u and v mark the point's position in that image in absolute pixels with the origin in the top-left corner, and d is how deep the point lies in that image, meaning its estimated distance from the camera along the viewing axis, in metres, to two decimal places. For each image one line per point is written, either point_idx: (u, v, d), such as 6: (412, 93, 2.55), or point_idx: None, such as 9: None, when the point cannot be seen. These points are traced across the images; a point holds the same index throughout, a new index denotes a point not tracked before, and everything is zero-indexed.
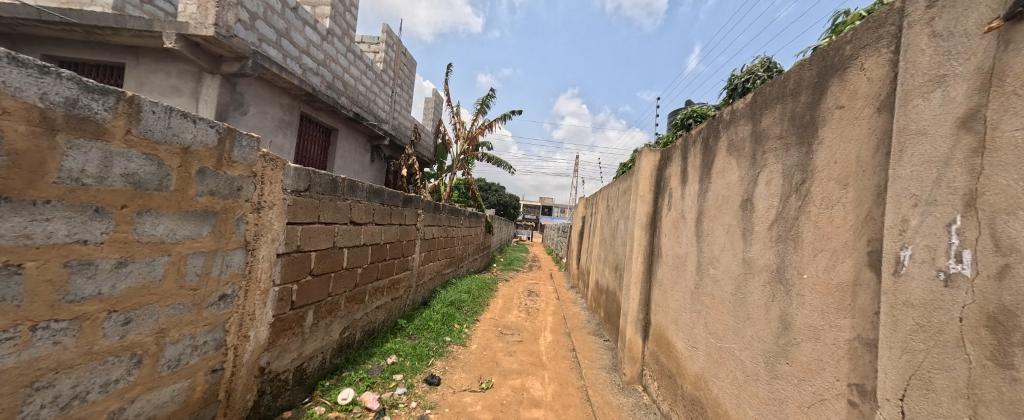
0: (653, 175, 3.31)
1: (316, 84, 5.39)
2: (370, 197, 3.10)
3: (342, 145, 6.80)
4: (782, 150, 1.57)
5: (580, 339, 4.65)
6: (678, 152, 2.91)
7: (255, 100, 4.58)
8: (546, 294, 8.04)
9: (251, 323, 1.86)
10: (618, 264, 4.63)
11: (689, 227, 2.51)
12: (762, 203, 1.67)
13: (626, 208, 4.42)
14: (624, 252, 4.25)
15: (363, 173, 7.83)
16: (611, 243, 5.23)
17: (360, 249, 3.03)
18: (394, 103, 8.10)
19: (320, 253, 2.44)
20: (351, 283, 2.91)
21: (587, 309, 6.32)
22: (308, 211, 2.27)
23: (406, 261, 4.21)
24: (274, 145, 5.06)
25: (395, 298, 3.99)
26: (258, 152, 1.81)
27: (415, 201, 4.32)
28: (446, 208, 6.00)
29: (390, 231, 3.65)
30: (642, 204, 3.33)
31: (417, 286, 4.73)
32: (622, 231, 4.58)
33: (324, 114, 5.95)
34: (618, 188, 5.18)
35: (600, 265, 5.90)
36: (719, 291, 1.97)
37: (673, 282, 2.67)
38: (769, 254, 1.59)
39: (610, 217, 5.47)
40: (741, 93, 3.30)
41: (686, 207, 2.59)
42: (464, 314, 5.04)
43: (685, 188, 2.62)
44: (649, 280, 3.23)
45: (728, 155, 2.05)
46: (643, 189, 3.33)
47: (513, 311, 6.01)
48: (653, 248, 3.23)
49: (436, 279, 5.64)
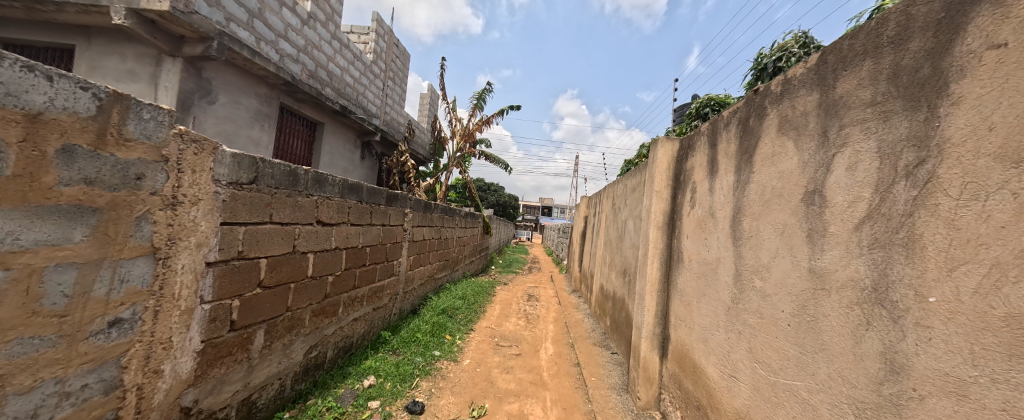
0: (671, 167, 2.89)
1: (297, 72, 4.97)
2: (342, 193, 2.66)
3: (328, 140, 6.37)
4: (875, 122, 1.15)
5: (585, 351, 4.22)
6: (702, 140, 2.49)
7: (226, 88, 4.16)
8: (547, 299, 7.59)
9: (164, 354, 1.43)
10: (626, 268, 4.19)
11: (720, 227, 2.09)
12: (841, 195, 1.25)
13: (636, 206, 3.99)
14: (635, 256, 3.81)
15: (352, 170, 7.40)
16: (618, 245, 4.80)
17: (331, 254, 2.60)
18: (385, 96, 7.68)
19: (273, 261, 2.00)
20: (318, 294, 2.47)
21: (591, 316, 5.89)
22: (255, 209, 1.84)
23: (392, 266, 3.79)
24: (249, 139, 4.62)
25: (378, 308, 3.56)
26: (172, 129, 1.37)
27: (402, 199, 3.89)
28: (439, 208, 5.56)
29: (371, 232, 3.22)
30: (658, 201, 2.90)
31: (405, 293, 4.29)
32: (631, 233, 4.15)
33: (307, 107, 5.57)
34: (625, 185, 4.74)
35: (605, 269, 5.46)
36: (772, 310, 1.54)
37: (701, 293, 2.24)
38: (857, 264, 1.16)
39: (617, 217, 5.03)
40: (772, 73, 2.88)
41: (716, 203, 2.16)
42: (457, 324, 4.60)
43: (715, 181, 2.20)
44: (666, 289, 2.81)
45: (779, 137, 1.63)
46: (659, 184, 2.90)
47: (511, 319, 5.58)
48: (672, 252, 2.81)
49: (428, 284, 5.21)
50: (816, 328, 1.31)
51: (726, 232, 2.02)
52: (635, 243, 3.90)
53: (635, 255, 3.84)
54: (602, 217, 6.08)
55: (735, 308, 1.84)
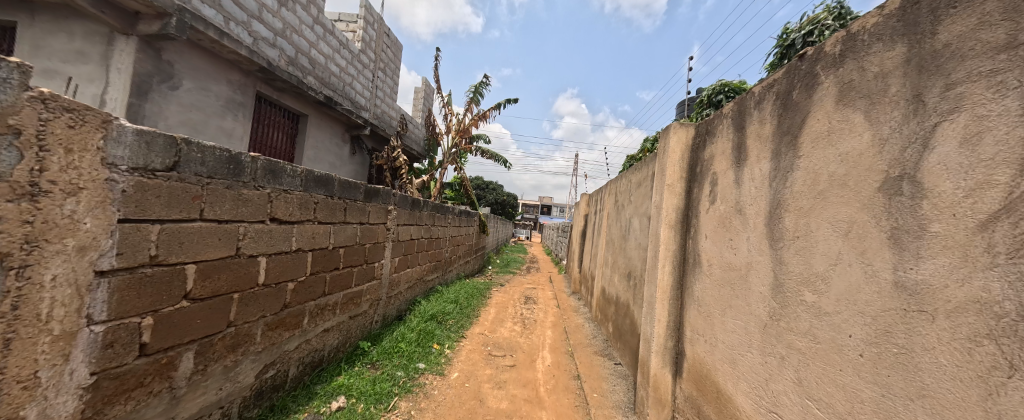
0: (685, 157, 2.52)
1: (274, 58, 4.60)
2: (306, 186, 2.30)
3: (312, 133, 5.99)
4: (1014, 72, 0.79)
5: (586, 361, 3.86)
6: (723, 124, 2.13)
7: (191, 73, 3.79)
8: (545, 302, 7.22)
9: (27, 395, 1.07)
10: (631, 271, 3.83)
11: (751, 226, 1.73)
12: (950, 181, 0.89)
13: (643, 203, 3.61)
14: (641, 258, 3.45)
15: (340, 166, 7.03)
16: (621, 246, 4.43)
17: (292, 257, 2.23)
18: (374, 88, 7.31)
19: (206, 266, 1.64)
20: (275, 304, 2.11)
21: (591, 321, 5.53)
22: (176, 203, 1.47)
23: (372, 268, 3.42)
24: (220, 130, 4.25)
25: (356, 315, 3.19)
26: (26, 91, 1.01)
27: (383, 195, 3.53)
28: (429, 205, 5.19)
29: (345, 231, 2.85)
30: (670, 197, 2.55)
31: (389, 298, 3.93)
32: (636, 233, 3.78)
33: (288, 97, 5.24)
34: (630, 181, 4.36)
35: (607, 271, 5.09)
36: (835, 333, 1.18)
37: (726, 304, 1.88)
38: (990, 278, 0.80)
39: (620, 215, 4.67)
40: (801, 50, 2.52)
41: (746, 197, 1.79)
42: (447, 331, 4.24)
43: (743, 170, 1.84)
44: (680, 297, 2.45)
45: (838, 110, 1.27)
46: (672, 177, 2.53)
47: (507, 324, 5.23)
48: (686, 254, 2.44)
49: (417, 288, 4.85)
50: (911, 365, 0.95)
51: (760, 232, 1.65)
52: (641, 244, 3.53)
53: (641, 257, 3.47)
54: (604, 216, 5.71)
55: (776, 326, 1.48)
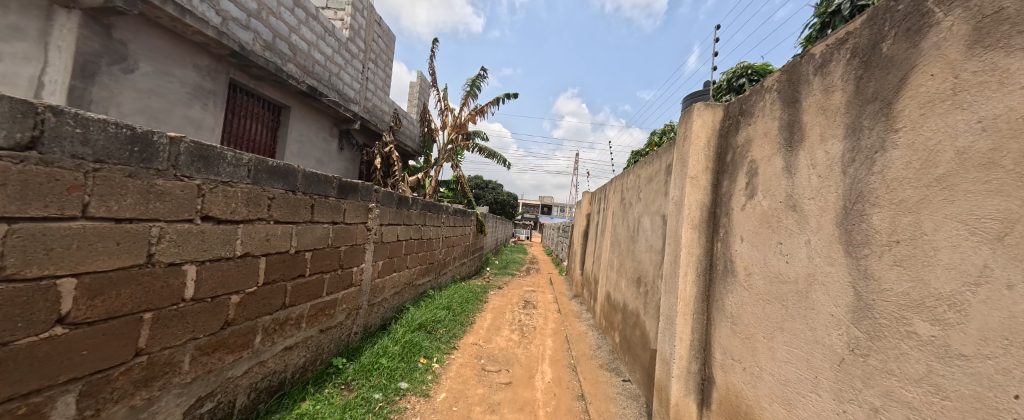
0: (712, 145, 2.12)
1: (247, 41, 4.21)
2: (254, 177, 1.89)
3: (294, 126, 5.59)
4: None
5: (590, 377, 3.47)
6: (763, 101, 1.74)
7: (149, 55, 3.40)
8: (545, 306, 6.81)
9: None
10: (641, 277, 3.43)
11: (813, 227, 1.33)
12: None
13: (656, 199, 3.20)
14: (654, 262, 3.05)
15: (327, 162, 6.63)
16: (629, 248, 4.02)
17: (236, 264, 1.82)
18: (364, 79, 6.91)
19: (96, 280, 1.23)
20: (213, 323, 1.70)
21: (595, 329, 5.13)
22: (37, 194, 1.06)
23: (349, 274, 3.02)
24: (187, 120, 3.86)
25: (329, 328, 2.79)
26: None
27: (363, 191, 3.13)
28: (420, 203, 4.79)
29: (313, 232, 2.46)
30: (692, 191, 2.15)
31: (371, 306, 3.53)
32: (647, 234, 3.38)
33: (267, 86, 4.86)
34: (638, 177, 3.96)
35: (612, 275, 4.70)
36: (991, 391, 0.78)
37: (774, 325, 1.49)
38: None
39: (628, 215, 4.26)
40: (849, 17, 2.13)
41: (803, 189, 1.40)
42: (436, 343, 3.85)
43: (798, 155, 1.45)
44: (706, 310, 2.05)
45: (971, 60, 0.87)
46: (696, 167, 2.13)
47: (504, 332, 4.83)
48: (714, 261, 2.05)
49: (406, 293, 4.46)
50: None
51: (830, 235, 1.25)
52: (653, 246, 3.14)
53: (653, 261, 3.07)
54: (609, 215, 5.31)
55: (862, 363, 1.09)
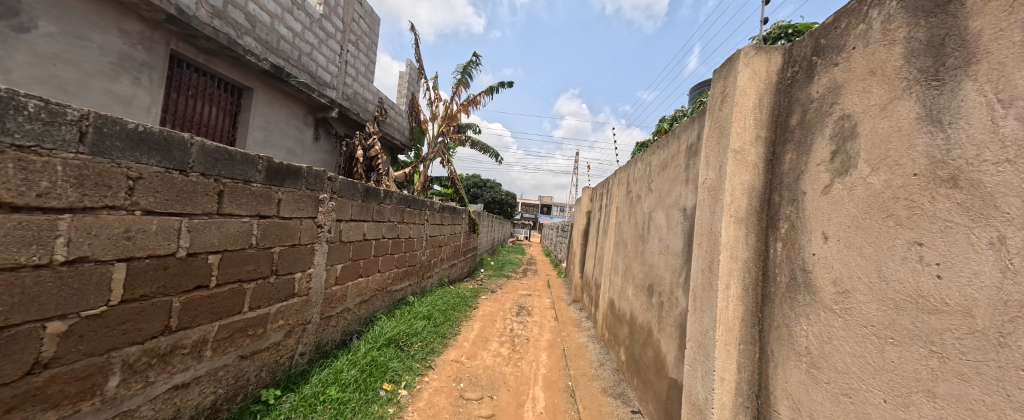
0: (765, 105, 1.50)
1: (187, 5, 3.59)
2: (93, 145, 1.28)
3: (258, 112, 4.99)
4: None
5: (590, 406, 2.86)
6: (861, 24, 1.12)
7: (50, 12, 2.81)
8: (541, 313, 6.21)
9: None
10: (654, 285, 2.82)
11: (1013, 216, 0.71)
12: None
13: (674, 189, 2.59)
14: (673, 267, 2.43)
15: (301, 153, 6.03)
16: (637, 249, 3.41)
17: (58, 274, 1.22)
18: (342, 62, 6.29)
19: None
20: (2, 367, 1.12)
21: (597, 342, 4.52)
22: None
23: (289, 281, 2.41)
24: (108, 95, 3.27)
25: (256, 352, 2.17)
26: None
27: (308, 177, 2.51)
28: (396, 197, 4.18)
29: (222, 228, 1.84)
30: (736, 173, 1.53)
31: (326, 320, 2.91)
32: (662, 232, 2.77)
33: (220, 62, 4.23)
34: (649, 166, 3.35)
35: (616, 281, 4.09)
36: None
37: (911, 385, 0.87)
38: None
39: (635, 210, 3.65)
40: None
41: (977, 147, 0.78)
42: (406, 363, 3.22)
43: (959, 92, 0.83)
44: (759, 340, 1.43)
45: None
46: (741, 136, 1.52)
47: (492, 345, 4.21)
48: (770, 269, 1.43)
49: (377, 300, 3.85)
50: None
51: None
52: (671, 247, 2.53)
53: (672, 266, 2.46)
54: (612, 211, 4.70)
55: None
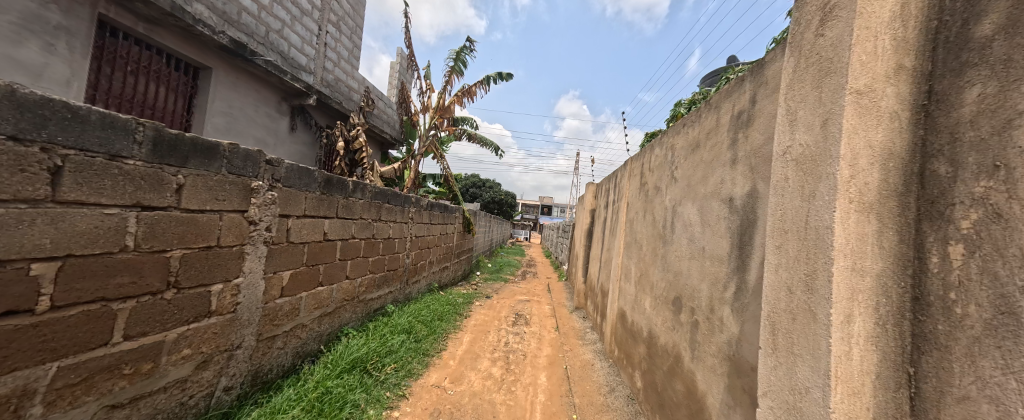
0: (913, 12, 0.90)
1: None
2: None
3: (218, 95, 4.41)
4: None
5: None
6: None
7: None
8: (540, 322, 5.61)
9: None
10: (682, 298, 2.21)
11: None
12: None
13: (712, 174, 1.99)
14: (715, 277, 1.83)
15: (273, 145, 5.45)
16: (656, 251, 2.81)
17: None
18: (319, 44, 5.71)
19: None
20: None
21: (605, 359, 3.91)
22: None
23: (202, 297, 1.81)
24: (9, 62, 2.69)
25: (143, 396, 1.57)
26: None
27: (232, 158, 1.91)
28: (369, 190, 3.57)
29: (60, 223, 1.24)
30: (861, 129, 0.92)
31: (267, 343, 2.31)
32: (692, 231, 2.17)
33: (166, 33, 3.65)
34: (671, 150, 2.75)
35: (628, 288, 3.48)
36: None
37: None
38: None
39: (653, 206, 3.05)
40: None
41: None
42: (372, 392, 2.61)
43: None
44: (912, 415, 0.83)
45: None
46: (870, 67, 0.91)
47: (483, 365, 3.61)
48: (934, 292, 0.82)
49: (343, 312, 3.25)
50: None
51: None
52: (709, 250, 1.93)
53: (712, 275, 1.86)
54: (622, 207, 4.11)
55: None
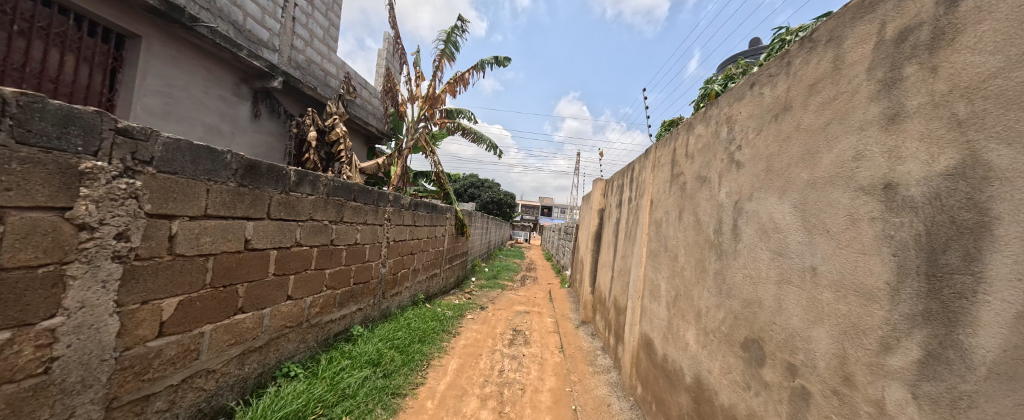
0: None
1: None
2: None
3: (152, 71, 3.67)
4: None
5: None
6: None
7: None
8: (541, 341, 4.83)
9: None
10: (765, 343, 1.44)
11: None
12: None
13: (825, 148, 1.23)
14: (852, 324, 1.06)
15: (230, 133, 4.70)
16: (703, 266, 2.05)
17: None
18: (285, 18, 4.96)
19: None
20: None
21: (623, 396, 3.14)
22: None
23: None
24: None
25: None
26: None
27: (26, 117, 1.14)
28: (324, 184, 2.79)
29: None
30: None
31: (130, 410, 1.52)
32: (781, 240, 1.41)
33: None
34: (724, 125, 1.99)
35: (656, 311, 2.72)
36: None
37: None
38: None
39: (694, 203, 2.27)
40: None
41: None
42: None
43: None
44: None
45: None
46: None
47: (470, 408, 2.81)
48: None
49: (282, 345, 2.47)
50: None
51: None
52: (829, 274, 1.16)
53: (844, 319, 1.09)
54: (643, 206, 3.34)
55: None
